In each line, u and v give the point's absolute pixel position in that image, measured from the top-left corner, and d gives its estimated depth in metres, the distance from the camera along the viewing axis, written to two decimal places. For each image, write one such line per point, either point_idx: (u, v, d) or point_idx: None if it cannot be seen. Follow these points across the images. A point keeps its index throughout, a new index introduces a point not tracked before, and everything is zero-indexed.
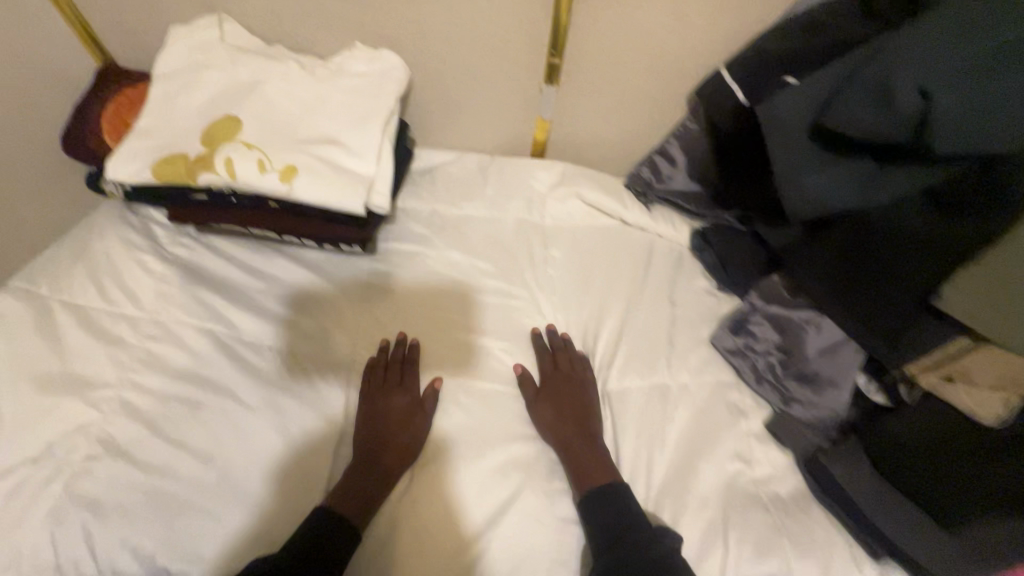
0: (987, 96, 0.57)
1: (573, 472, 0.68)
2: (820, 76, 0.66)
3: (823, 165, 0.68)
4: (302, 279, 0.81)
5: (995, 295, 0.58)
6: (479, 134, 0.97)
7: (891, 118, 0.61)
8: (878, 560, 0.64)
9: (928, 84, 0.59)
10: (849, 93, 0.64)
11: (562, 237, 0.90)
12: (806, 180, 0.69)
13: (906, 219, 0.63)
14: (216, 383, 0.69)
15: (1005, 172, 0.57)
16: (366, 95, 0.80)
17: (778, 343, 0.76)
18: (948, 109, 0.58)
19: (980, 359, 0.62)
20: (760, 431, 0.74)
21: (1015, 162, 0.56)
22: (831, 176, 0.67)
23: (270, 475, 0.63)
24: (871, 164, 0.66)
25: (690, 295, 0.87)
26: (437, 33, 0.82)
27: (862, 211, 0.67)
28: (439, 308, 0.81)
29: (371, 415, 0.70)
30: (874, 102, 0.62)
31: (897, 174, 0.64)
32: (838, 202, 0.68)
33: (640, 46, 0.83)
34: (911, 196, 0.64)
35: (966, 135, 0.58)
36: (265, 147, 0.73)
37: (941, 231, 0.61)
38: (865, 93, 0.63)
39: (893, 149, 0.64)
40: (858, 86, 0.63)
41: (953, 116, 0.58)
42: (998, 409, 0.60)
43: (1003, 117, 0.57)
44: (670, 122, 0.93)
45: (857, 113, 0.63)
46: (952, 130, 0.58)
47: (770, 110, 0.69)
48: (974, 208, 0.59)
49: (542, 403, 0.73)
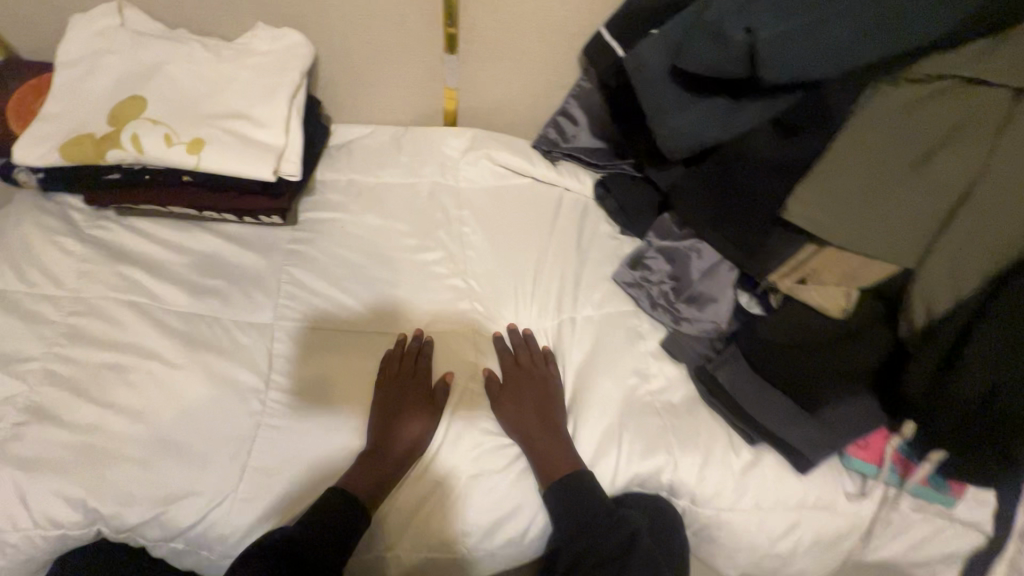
0: (807, 23, 0.63)
1: (538, 467, 0.70)
2: (671, 26, 0.76)
3: (687, 104, 0.76)
4: (222, 249, 0.84)
5: (831, 202, 0.66)
6: (392, 107, 1.02)
7: (728, 53, 0.66)
8: (754, 444, 0.73)
9: (755, 19, 0.64)
10: (695, 35, 0.69)
11: (475, 196, 0.96)
12: (674, 118, 0.76)
13: (757, 145, 0.72)
14: (140, 349, 0.72)
15: (826, 94, 0.66)
16: (271, 71, 0.84)
17: (669, 272, 0.84)
18: (774, 40, 0.63)
19: (825, 259, 0.70)
20: (657, 351, 0.82)
21: (832, 85, 0.66)
22: (693, 112, 0.75)
23: (197, 425, 0.68)
24: (726, 100, 0.74)
25: (595, 239, 0.94)
26: (336, 9, 0.86)
27: (724, 143, 0.75)
28: (359, 268, 0.85)
29: (385, 408, 0.72)
30: (714, 40, 0.67)
31: (749, 107, 0.73)
32: (703, 137, 0.75)
33: (529, 11, 0.89)
34: (761, 125, 0.72)
35: (793, 63, 0.64)
36: (171, 122, 0.77)
37: (785, 151, 0.70)
38: (706, 33, 0.68)
39: (741, 85, 0.73)
40: (701, 27, 0.69)
41: (779, 45, 0.63)
42: (841, 301, 0.71)
43: (822, 41, 0.63)
44: (568, 83, 1.00)
45: (703, 53, 0.68)
46: (781, 57, 0.64)
47: (637, 59, 0.78)
48: (807, 127, 0.68)
49: (506, 402, 0.74)
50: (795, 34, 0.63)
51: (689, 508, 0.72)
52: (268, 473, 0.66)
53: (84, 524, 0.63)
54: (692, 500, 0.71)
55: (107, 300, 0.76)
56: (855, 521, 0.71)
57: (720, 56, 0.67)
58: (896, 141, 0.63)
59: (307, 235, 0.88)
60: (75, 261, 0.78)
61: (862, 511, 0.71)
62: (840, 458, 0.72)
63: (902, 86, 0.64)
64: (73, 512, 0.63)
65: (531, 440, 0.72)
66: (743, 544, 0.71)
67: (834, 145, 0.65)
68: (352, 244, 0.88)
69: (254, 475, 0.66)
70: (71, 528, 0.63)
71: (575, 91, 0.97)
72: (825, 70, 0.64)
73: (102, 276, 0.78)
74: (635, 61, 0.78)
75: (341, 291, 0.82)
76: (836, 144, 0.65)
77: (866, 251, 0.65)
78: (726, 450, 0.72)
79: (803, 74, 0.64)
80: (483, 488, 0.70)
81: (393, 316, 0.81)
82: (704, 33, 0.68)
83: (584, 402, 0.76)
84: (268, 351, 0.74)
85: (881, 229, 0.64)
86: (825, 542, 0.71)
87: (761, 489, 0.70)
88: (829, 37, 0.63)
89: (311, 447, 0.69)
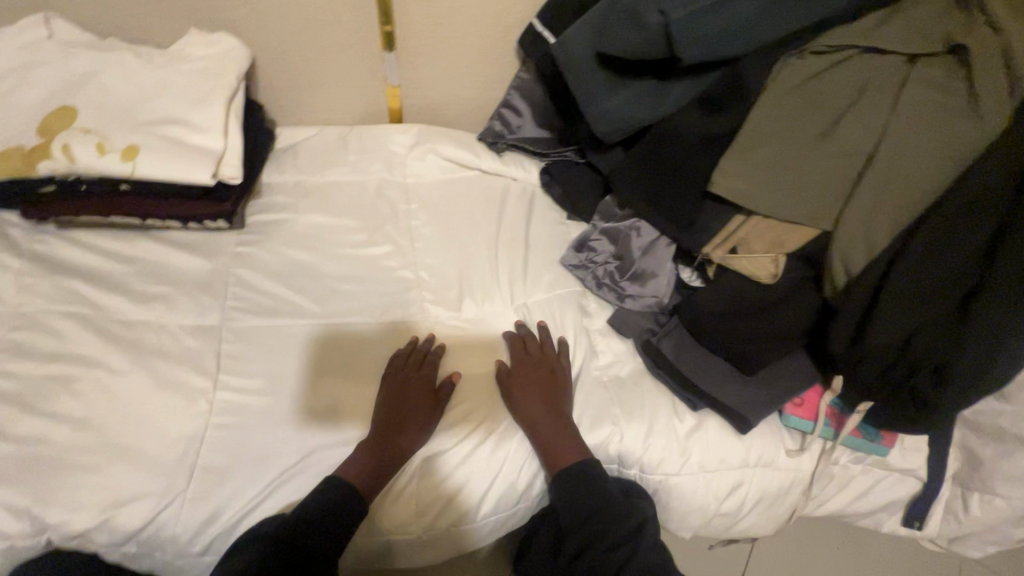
0: (716, 3, 0.66)
1: (543, 450, 0.71)
2: (592, 14, 0.78)
3: (616, 88, 0.78)
4: (167, 256, 0.84)
5: (754, 172, 0.69)
6: (336, 107, 1.02)
7: (647, 37, 0.68)
8: (697, 409, 0.76)
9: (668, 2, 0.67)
10: (615, 21, 0.71)
11: (424, 189, 0.98)
12: (604, 103, 0.78)
13: (684, 121, 0.73)
14: (86, 359, 0.72)
15: (742, 69, 0.68)
16: (206, 76, 0.84)
17: (613, 253, 0.86)
18: (687, 20, 0.66)
19: (752, 228, 0.73)
20: (604, 328, 0.84)
21: (747, 61, 0.68)
22: (623, 96, 0.78)
23: (145, 429, 0.68)
24: (651, 81, 0.77)
25: (542, 225, 0.96)
26: (269, 11, 0.86)
27: (653, 122, 0.77)
28: (308, 267, 0.86)
29: (392, 408, 0.72)
30: (633, 25, 0.70)
31: (673, 85, 0.76)
32: (633, 118, 0.77)
33: (463, 6, 0.90)
34: (684, 102, 0.75)
35: (707, 43, 0.67)
36: (104, 130, 0.77)
37: (709, 126, 0.71)
38: (625, 19, 0.70)
39: (665, 66, 0.76)
40: (620, 14, 0.71)
41: (691, 26, 0.66)
42: (771, 267, 0.73)
43: (731, 19, 0.66)
44: (509, 75, 1.02)
45: (623, 38, 0.70)
46: (695, 36, 0.66)
47: (563, 49, 0.79)
48: (728, 101, 0.70)
49: (513, 388, 0.75)
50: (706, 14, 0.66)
51: (639, 476, 0.75)
52: (218, 472, 0.67)
53: (30, 537, 0.63)
54: (641, 468, 0.74)
55: (49, 314, 0.75)
56: (796, 476, 0.75)
57: (640, 41, 0.69)
58: (806, 110, 0.67)
59: (254, 237, 0.88)
60: (15, 276, 0.78)
61: (802, 466, 0.74)
62: (779, 418, 0.75)
63: (807, 58, 0.67)
64: (18, 523, 0.62)
65: (537, 427, 0.72)
66: (692, 506, 0.74)
67: (750, 118, 0.69)
68: (301, 244, 0.88)
69: (203, 475, 0.66)
70: (17, 540, 0.63)
71: (515, 83, 0.99)
72: (736, 46, 0.67)
73: (44, 289, 0.77)
74: (562, 49, 0.79)
75: (291, 290, 0.83)
76: (752, 117, 0.68)
77: (787, 217, 0.69)
78: (671, 417, 0.75)
79: (716, 54, 0.67)
80: (437, 467, 0.71)
81: (344, 312, 0.81)
82: (623, 19, 0.70)
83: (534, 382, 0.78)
84: (216, 353, 0.75)
85: (798, 195, 0.68)
86: (768, 498, 0.75)
87: (706, 453, 0.73)
88: (737, 14, 0.66)
89: (258, 445, 0.69)
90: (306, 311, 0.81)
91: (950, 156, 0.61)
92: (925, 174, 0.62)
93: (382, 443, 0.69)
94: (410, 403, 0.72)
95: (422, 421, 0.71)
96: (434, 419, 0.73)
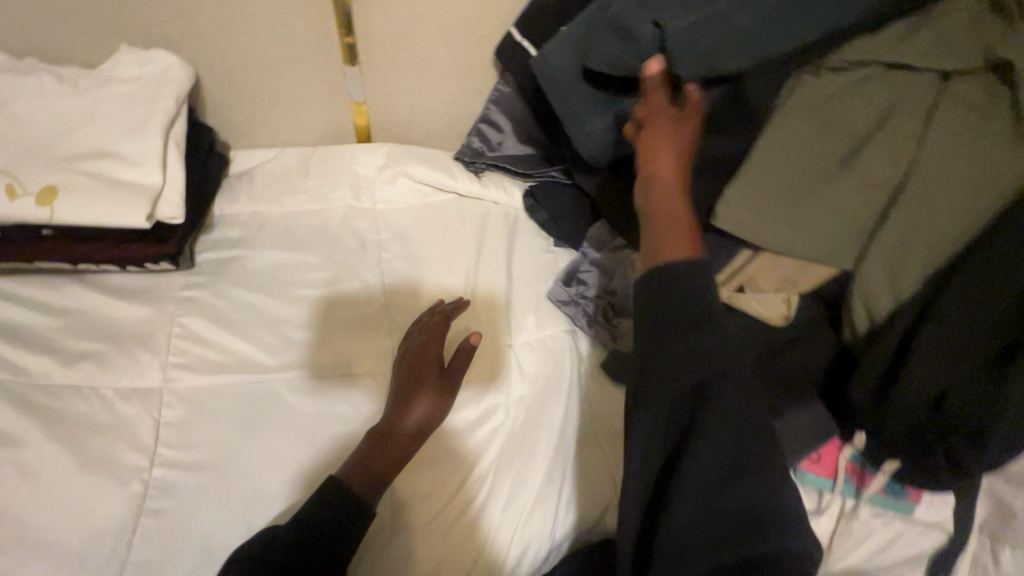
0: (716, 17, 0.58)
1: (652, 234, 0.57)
2: (574, 24, 0.70)
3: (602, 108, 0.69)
4: (100, 306, 0.74)
5: (761, 205, 0.60)
6: (296, 126, 0.92)
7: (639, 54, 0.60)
8: None
9: (659, 14, 0.59)
10: (599, 34, 0.63)
11: (394, 217, 0.88)
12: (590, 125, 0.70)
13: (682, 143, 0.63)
14: (2, 434, 0.63)
15: (746, 85, 0.59)
16: (140, 100, 0.73)
17: (606, 287, 0.79)
18: (681, 34, 0.58)
19: (760, 266, 0.66)
20: (597, 372, 0.76)
21: (752, 75, 0.59)
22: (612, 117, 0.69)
23: (72, 519, 0.60)
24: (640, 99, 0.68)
25: (527, 254, 0.87)
26: (210, 24, 0.76)
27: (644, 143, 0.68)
28: (264, 313, 0.76)
29: (407, 373, 0.68)
30: (620, 40, 0.61)
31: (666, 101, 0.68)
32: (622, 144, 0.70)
33: (431, 14, 0.81)
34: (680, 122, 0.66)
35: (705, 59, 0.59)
36: (17, 170, 0.68)
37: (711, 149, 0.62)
38: (610, 34, 0.62)
39: None
40: (604, 26, 0.62)
41: (690, 45, 0.58)
42: (783, 308, 0.66)
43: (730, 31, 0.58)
44: (487, 88, 0.92)
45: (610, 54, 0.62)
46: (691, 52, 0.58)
47: (543, 65, 0.71)
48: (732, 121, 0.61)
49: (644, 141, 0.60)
50: (704, 26, 0.58)
51: None
52: (154, 566, 0.59)
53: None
54: None
55: None
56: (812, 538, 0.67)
57: (630, 58, 0.61)
58: (822, 137, 0.58)
59: (203, 279, 0.78)
60: None
61: (819, 527, 0.67)
62: (794, 474, 0.68)
63: (824, 75, 0.58)
64: None
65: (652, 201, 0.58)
66: None
67: (760, 142, 0.60)
68: (257, 284, 0.79)
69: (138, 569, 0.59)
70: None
71: (493, 96, 0.90)
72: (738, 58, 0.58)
73: None
74: (543, 66, 0.71)
75: (244, 341, 0.73)
76: (762, 141, 0.60)
77: (802, 254, 0.61)
78: None
79: (716, 69, 0.59)
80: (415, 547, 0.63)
81: (306, 364, 0.72)
82: (610, 33, 0.62)
83: (519, 440, 0.69)
84: (155, 422, 0.66)
85: (815, 231, 0.60)
86: None
87: None
88: (737, 24, 0.58)
89: (204, 530, 0.61)
90: (261, 367, 0.71)
91: (987, 191, 0.54)
92: (960, 209, 0.54)
93: (388, 433, 0.64)
94: (423, 364, 0.68)
95: (435, 388, 0.67)
96: (454, 375, 0.68)
